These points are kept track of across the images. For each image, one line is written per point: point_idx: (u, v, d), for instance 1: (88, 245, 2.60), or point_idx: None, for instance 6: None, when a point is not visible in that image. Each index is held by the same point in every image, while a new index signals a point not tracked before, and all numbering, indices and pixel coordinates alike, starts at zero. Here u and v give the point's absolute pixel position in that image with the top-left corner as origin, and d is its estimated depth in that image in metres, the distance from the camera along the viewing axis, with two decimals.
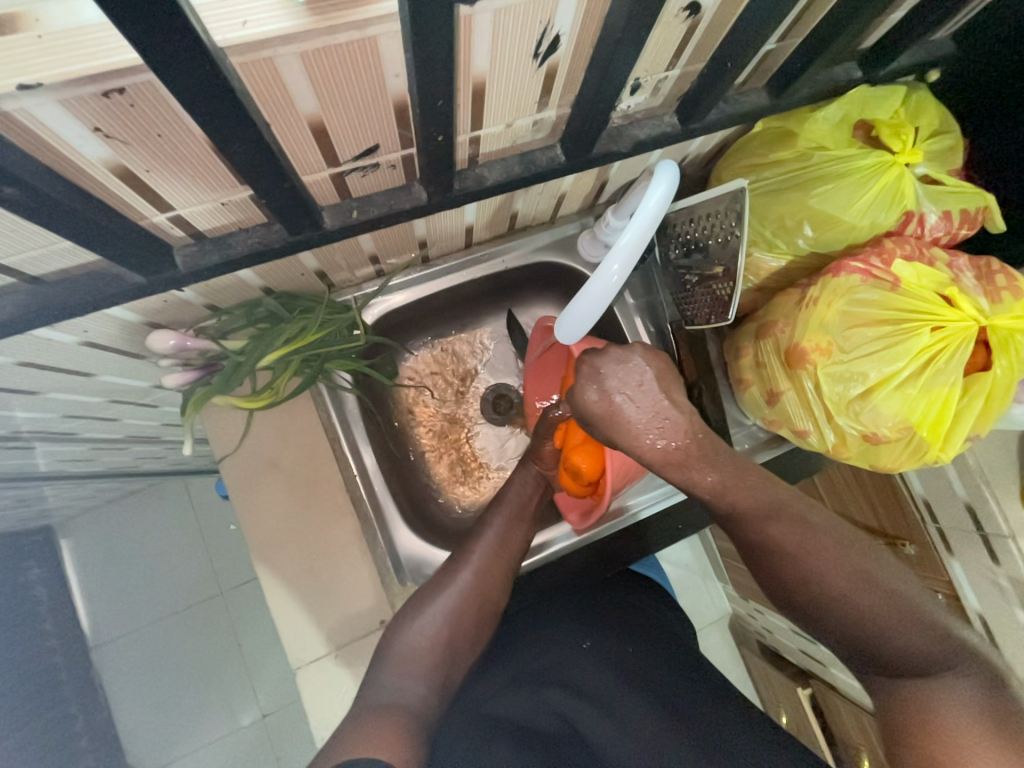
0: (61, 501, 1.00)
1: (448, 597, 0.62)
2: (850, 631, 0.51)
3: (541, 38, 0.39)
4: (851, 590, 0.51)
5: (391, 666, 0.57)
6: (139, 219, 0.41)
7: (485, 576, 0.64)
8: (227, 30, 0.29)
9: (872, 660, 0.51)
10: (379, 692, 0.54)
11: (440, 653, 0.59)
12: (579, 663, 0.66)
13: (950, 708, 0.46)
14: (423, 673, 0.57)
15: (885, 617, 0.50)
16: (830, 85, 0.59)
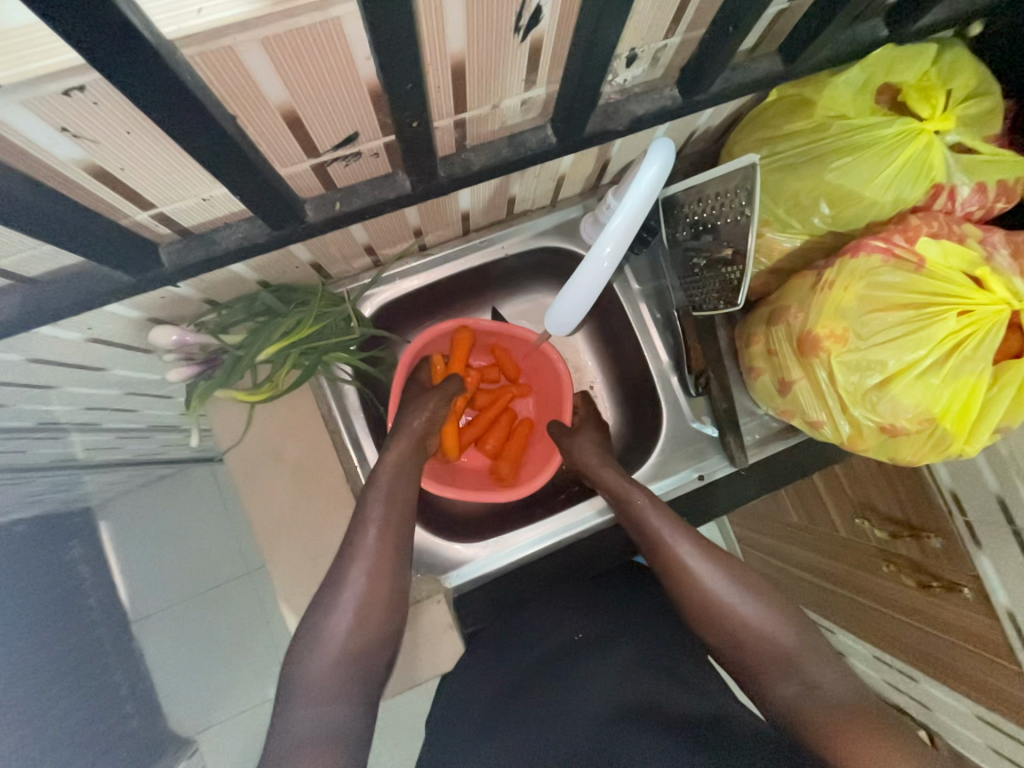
0: (92, 487, 1.05)
1: (345, 606, 0.57)
2: (741, 650, 0.58)
3: (520, 10, 0.36)
4: (743, 607, 0.59)
5: (305, 698, 0.53)
6: (122, 218, 0.41)
7: (380, 572, 0.60)
8: (180, 20, 0.28)
9: (754, 661, 0.56)
10: (294, 731, 0.50)
11: (355, 665, 0.56)
12: (575, 652, 0.69)
13: (823, 698, 0.51)
14: (344, 693, 0.54)
15: (766, 621, 0.58)
16: (849, 46, 0.52)
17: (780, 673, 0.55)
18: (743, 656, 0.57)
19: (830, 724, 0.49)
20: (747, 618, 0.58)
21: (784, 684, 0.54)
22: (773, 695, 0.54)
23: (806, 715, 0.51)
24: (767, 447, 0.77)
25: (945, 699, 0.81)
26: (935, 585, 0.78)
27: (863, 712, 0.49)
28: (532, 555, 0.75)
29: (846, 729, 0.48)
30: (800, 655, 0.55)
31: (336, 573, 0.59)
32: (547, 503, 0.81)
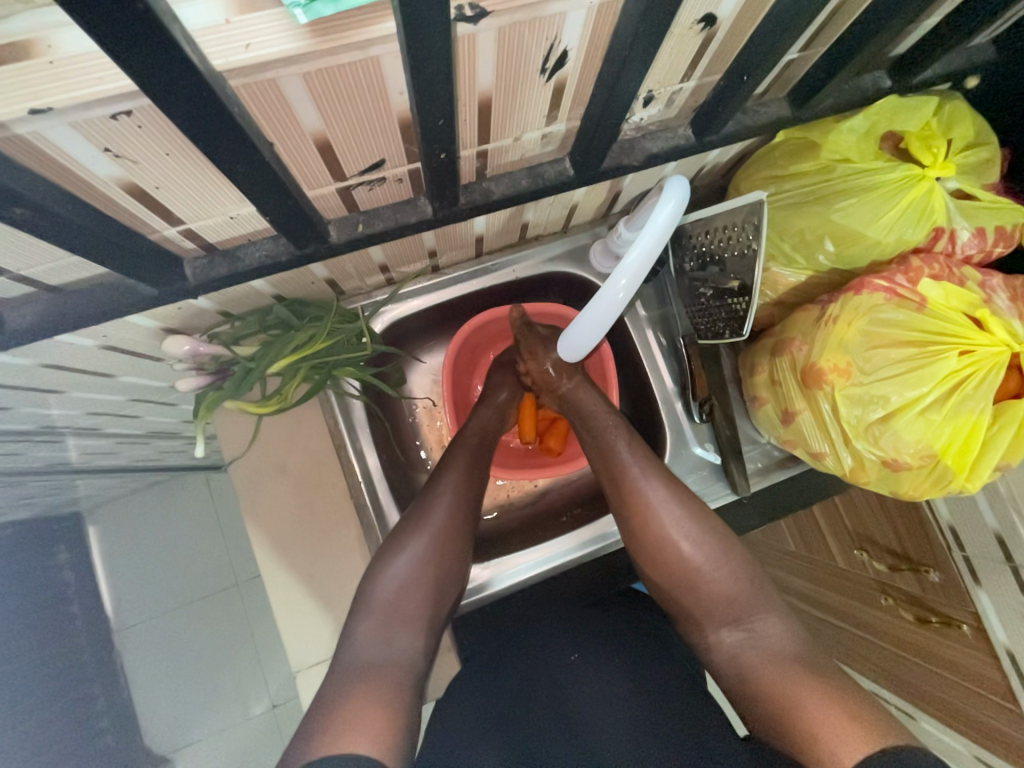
0: (88, 491, 1.04)
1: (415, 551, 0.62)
2: (693, 595, 0.63)
3: (548, 53, 0.38)
4: (700, 556, 0.63)
5: (374, 618, 0.58)
6: (150, 232, 0.42)
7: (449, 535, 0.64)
8: (228, 53, 0.29)
9: (701, 606, 0.62)
10: (363, 652, 0.56)
11: (421, 601, 0.60)
12: (568, 674, 0.66)
13: (762, 639, 0.59)
14: (409, 622, 0.59)
15: (716, 570, 0.63)
16: (855, 95, 0.55)
17: (728, 622, 0.61)
18: (695, 602, 0.63)
19: (767, 668, 0.56)
20: (704, 570, 0.63)
21: (729, 631, 0.61)
22: (718, 638, 0.61)
23: (749, 664, 0.57)
24: (769, 476, 0.78)
25: (945, 739, 0.79)
26: (933, 620, 0.77)
27: (801, 660, 0.56)
28: (530, 579, 0.75)
29: (789, 677, 0.54)
30: (749, 604, 0.61)
31: (410, 526, 0.63)
32: (549, 525, 0.81)
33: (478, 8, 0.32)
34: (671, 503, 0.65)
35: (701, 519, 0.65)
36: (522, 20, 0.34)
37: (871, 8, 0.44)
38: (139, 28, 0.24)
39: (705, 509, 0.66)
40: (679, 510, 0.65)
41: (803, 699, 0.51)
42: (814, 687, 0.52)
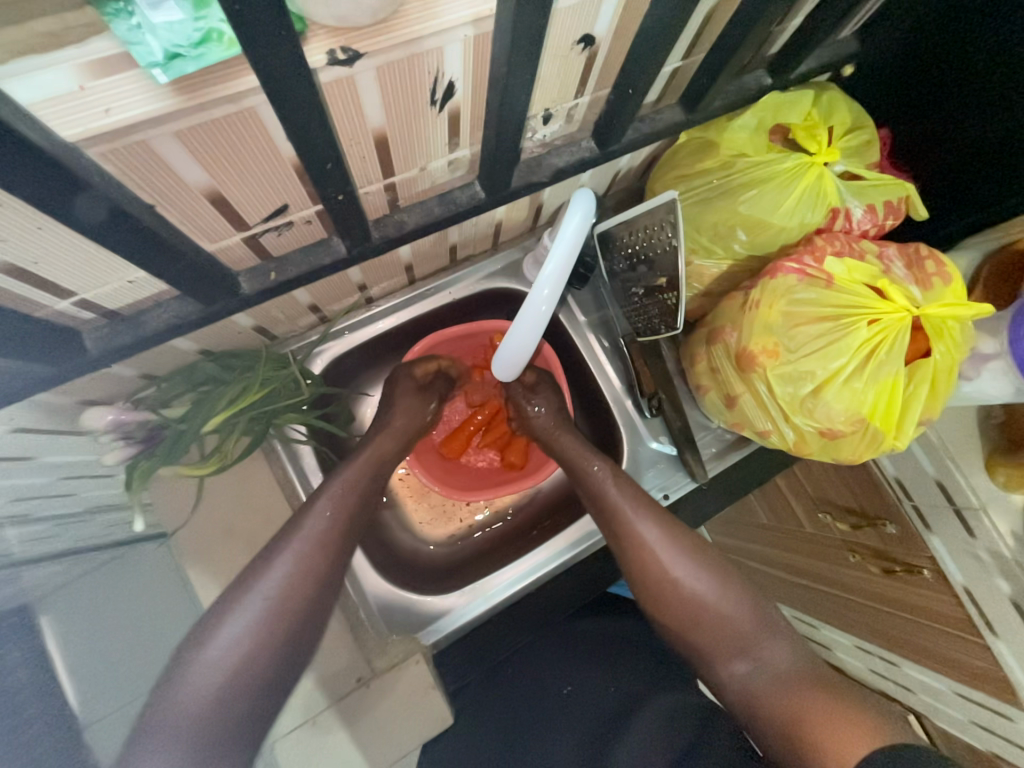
0: (25, 585, 0.95)
1: (282, 567, 0.54)
2: (699, 631, 0.60)
3: (434, 86, 0.39)
4: (702, 589, 0.60)
5: (226, 640, 0.50)
6: (37, 309, 0.39)
7: (321, 545, 0.57)
8: (86, 120, 0.28)
9: (708, 641, 0.59)
10: (197, 680, 0.48)
11: (285, 628, 0.52)
12: (564, 706, 0.70)
13: (771, 667, 0.56)
14: (269, 648, 0.51)
15: (719, 597, 0.60)
16: (741, 94, 0.59)
17: (735, 652, 0.58)
18: (702, 637, 0.59)
19: (782, 700, 0.53)
20: (704, 599, 0.60)
21: (738, 662, 0.57)
22: (729, 674, 0.57)
23: (761, 693, 0.55)
24: (724, 460, 0.81)
25: (926, 680, 0.82)
26: (897, 569, 0.81)
27: (812, 680, 0.54)
28: (507, 599, 0.73)
29: (804, 703, 0.52)
30: (754, 634, 0.58)
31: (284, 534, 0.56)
32: (521, 541, 0.80)
33: (349, 51, 0.32)
34: (665, 539, 0.63)
35: (697, 551, 0.63)
36: (397, 59, 0.34)
37: (736, 16, 0.47)
38: None
39: (700, 541, 0.64)
40: (668, 537, 0.64)
41: (822, 725, 0.50)
42: (830, 710, 0.50)
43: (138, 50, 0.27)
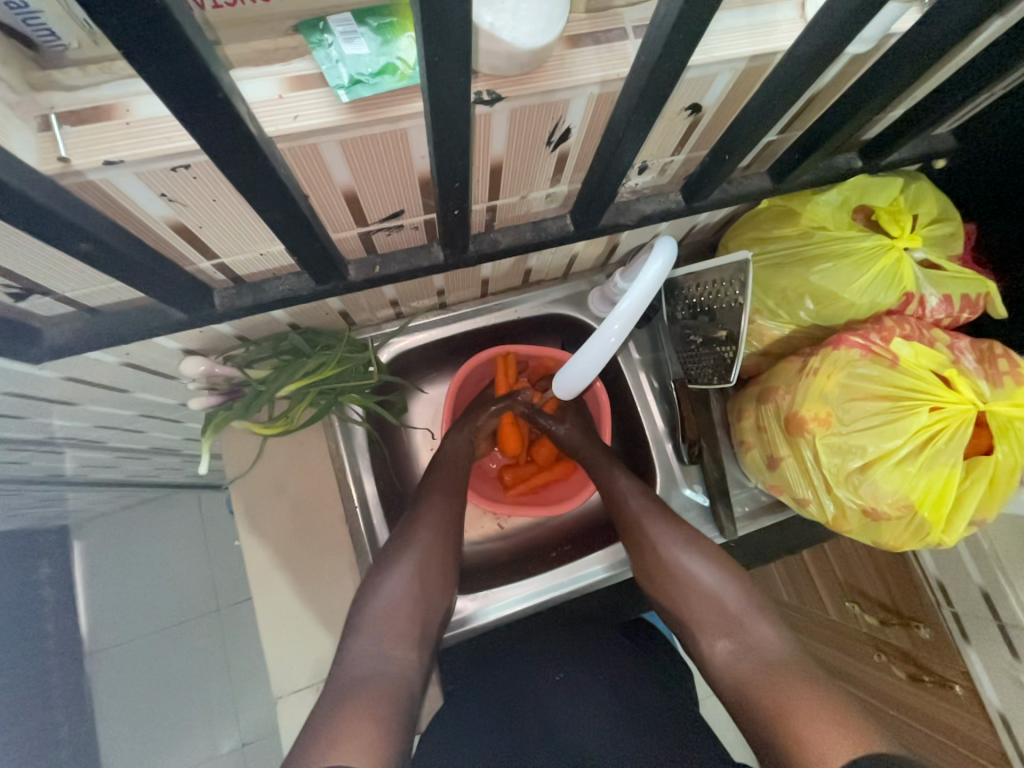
0: (80, 504, 1.04)
1: (402, 574, 0.63)
2: (688, 605, 0.64)
3: (554, 129, 0.44)
4: (695, 569, 0.66)
5: (366, 636, 0.59)
6: (187, 265, 0.47)
7: (433, 558, 0.66)
8: (278, 122, 0.34)
9: (697, 614, 0.63)
10: (355, 663, 0.56)
11: (411, 618, 0.61)
12: (557, 693, 0.67)
13: (764, 651, 0.58)
14: (401, 636, 0.60)
15: (700, 576, 0.65)
16: (829, 173, 0.62)
17: (721, 630, 0.61)
18: (689, 614, 0.64)
19: (765, 681, 0.55)
20: (702, 582, 0.64)
21: (724, 640, 0.61)
22: (714, 650, 0.61)
23: (742, 673, 0.57)
24: (756, 521, 0.79)
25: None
26: (926, 679, 0.75)
27: (796, 672, 0.55)
28: (523, 610, 0.75)
29: (786, 688, 0.54)
30: (741, 615, 0.62)
31: (397, 545, 0.66)
32: (539, 560, 0.82)
33: (494, 94, 0.37)
34: (669, 526, 0.69)
35: (693, 536, 0.68)
36: (531, 105, 0.39)
37: (838, 104, 0.50)
38: (221, 113, 0.29)
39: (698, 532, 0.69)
40: (673, 530, 0.68)
41: (796, 710, 0.51)
42: (807, 697, 0.52)
43: (329, 75, 0.33)
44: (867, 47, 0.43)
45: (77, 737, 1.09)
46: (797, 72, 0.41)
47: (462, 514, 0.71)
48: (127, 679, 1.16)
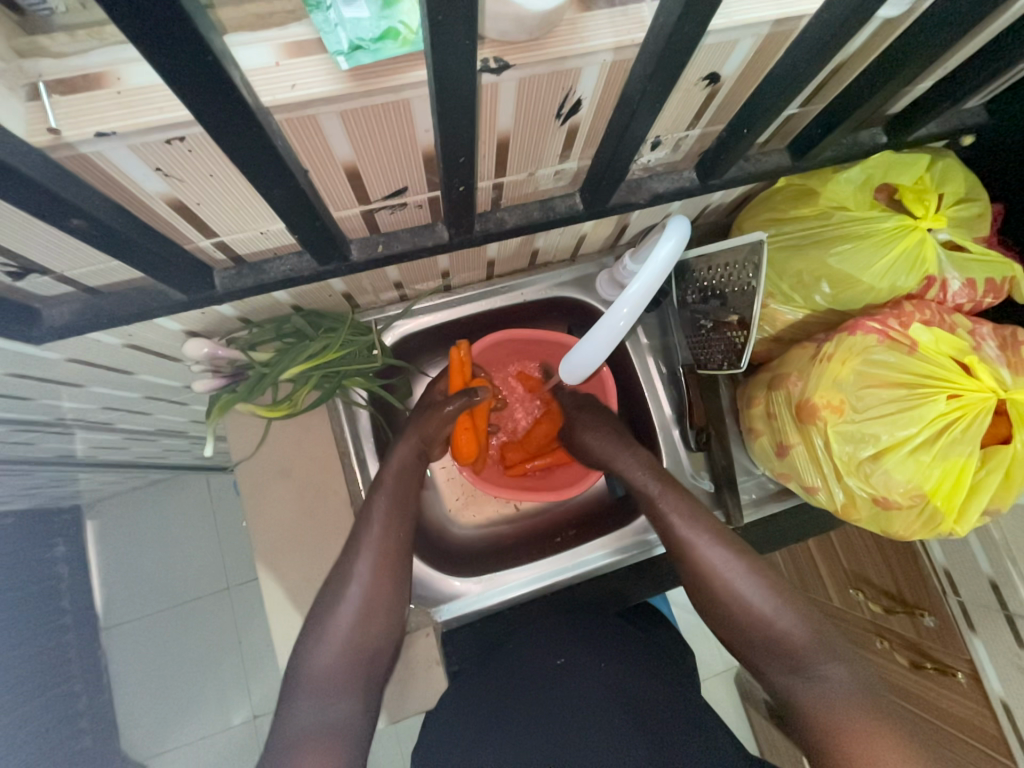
0: (90, 485, 1.05)
1: (342, 619, 0.59)
2: (747, 635, 0.60)
3: (564, 101, 0.42)
4: (754, 598, 0.61)
5: (305, 693, 0.55)
6: (186, 244, 0.46)
7: (374, 598, 0.60)
8: (275, 91, 0.33)
9: (758, 646, 0.59)
10: (295, 721, 0.53)
11: (351, 667, 0.58)
12: (559, 680, 0.67)
13: (830, 688, 0.54)
14: (343, 687, 0.56)
15: (760, 605, 0.60)
16: (852, 149, 0.59)
17: (785, 665, 0.57)
18: (749, 645, 0.60)
19: (831, 723, 0.51)
20: (767, 619, 0.59)
21: (789, 676, 0.56)
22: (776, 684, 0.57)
23: (808, 711, 0.53)
24: (763, 508, 0.79)
25: None
26: (928, 666, 0.77)
27: (869, 713, 0.51)
28: (525, 594, 0.77)
29: (858, 732, 0.50)
30: (806, 649, 0.57)
31: (335, 586, 0.61)
32: (543, 545, 0.83)
33: (502, 61, 0.35)
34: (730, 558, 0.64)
35: (753, 564, 0.63)
36: (540, 73, 0.37)
37: (866, 74, 0.48)
38: (212, 81, 0.28)
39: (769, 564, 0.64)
40: (735, 559, 0.64)
41: (874, 762, 0.47)
42: (884, 746, 0.48)
43: (328, 39, 0.32)
44: (898, 10, 0.40)
45: (96, 708, 1.13)
46: (824, 37, 0.38)
47: (408, 535, 0.65)
48: (141, 654, 1.20)
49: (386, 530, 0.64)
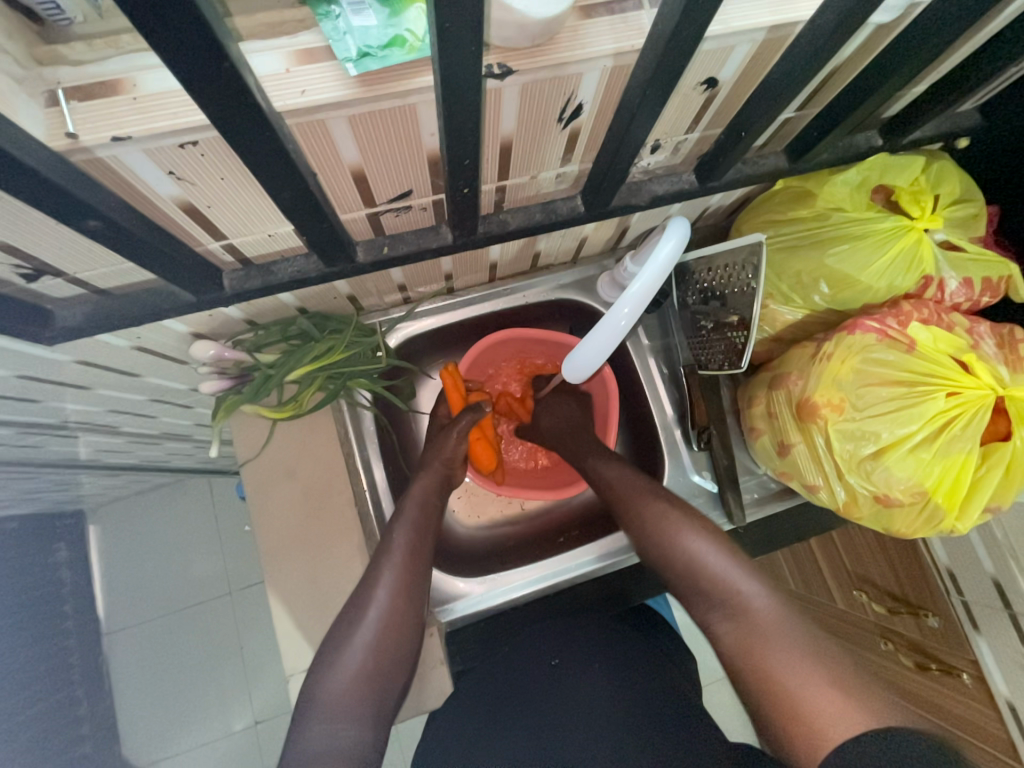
0: (94, 488, 1.05)
1: (359, 641, 0.57)
2: (682, 580, 0.59)
3: (565, 105, 0.43)
4: (686, 540, 0.60)
5: (319, 716, 0.52)
6: (196, 246, 0.47)
7: (394, 622, 0.59)
8: (286, 97, 0.34)
9: (689, 588, 0.58)
10: (308, 745, 0.51)
11: (367, 692, 0.55)
12: (554, 679, 0.67)
13: (756, 620, 0.53)
14: (356, 713, 0.54)
15: (689, 546, 0.60)
16: (848, 152, 0.60)
17: (715, 605, 0.56)
18: (683, 587, 0.59)
19: (759, 657, 0.51)
20: (692, 555, 0.59)
21: (718, 614, 0.56)
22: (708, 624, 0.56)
23: (737, 648, 0.52)
24: (765, 508, 0.79)
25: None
26: (932, 667, 0.77)
27: (792, 642, 0.50)
28: (527, 594, 0.77)
29: (783, 665, 0.49)
30: (734, 585, 0.56)
31: (354, 607, 0.59)
32: (546, 545, 0.83)
33: (505, 67, 0.36)
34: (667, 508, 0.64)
35: (685, 511, 0.63)
36: (543, 79, 0.38)
37: (861, 78, 0.49)
38: (227, 86, 0.29)
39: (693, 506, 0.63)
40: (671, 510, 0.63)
41: (803, 694, 0.46)
42: (807, 676, 0.47)
43: (337, 47, 0.33)
44: (891, 16, 0.42)
45: (97, 713, 1.12)
46: (819, 42, 0.39)
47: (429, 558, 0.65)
48: (143, 658, 1.19)
49: (409, 551, 0.63)
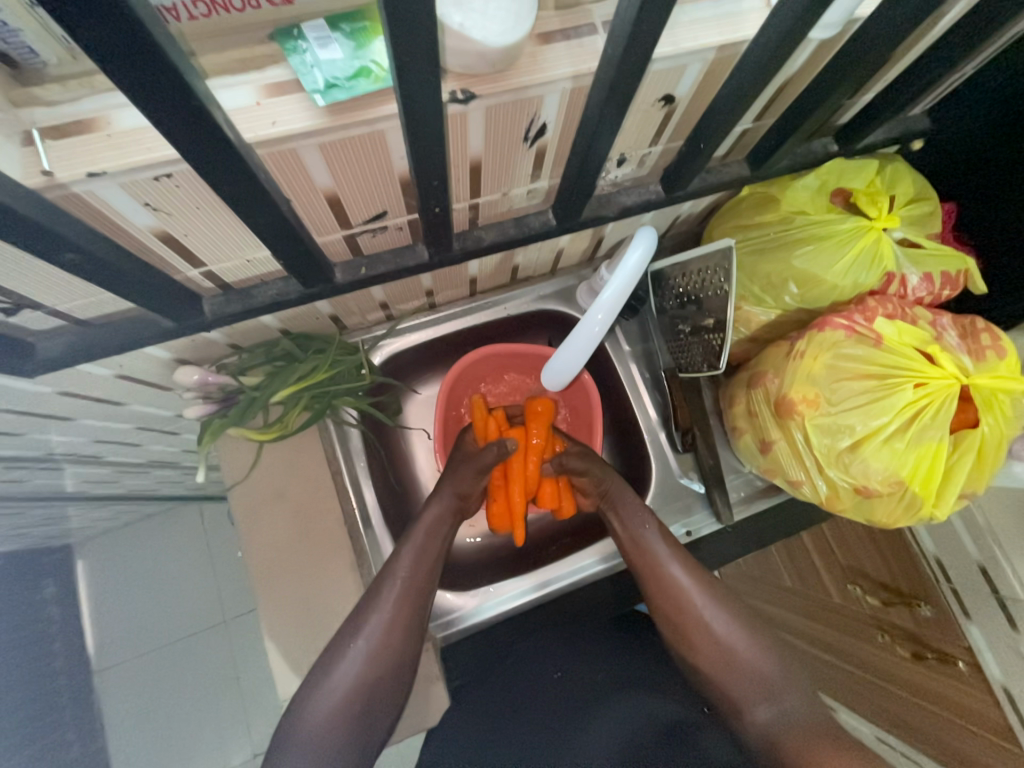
0: (80, 522, 1.03)
1: (357, 654, 0.59)
2: (723, 672, 0.61)
3: (529, 125, 0.45)
4: (725, 629, 0.63)
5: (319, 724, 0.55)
6: (175, 274, 0.48)
7: (390, 637, 0.60)
8: (257, 128, 0.35)
9: (727, 681, 0.60)
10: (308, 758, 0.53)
11: (361, 705, 0.57)
12: (558, 692, 0.71)
13: (795, 716, 0.55)
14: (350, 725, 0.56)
15: (726, 634, 0.63)
16: (807, 157, 0.63)
17: (760, 696, 0.58)
18: (725, 680, 0.60)
19: (801, 746, 0.52)
20: (726, 642, 0.62)
21: (762, 705, 0.57)
22: (753, 720, 0.57)
23: (781, 737, 0.54)
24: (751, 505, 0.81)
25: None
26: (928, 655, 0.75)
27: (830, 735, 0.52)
28: (522, 606, 0.76)
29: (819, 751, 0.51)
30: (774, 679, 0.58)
31: (357, 618, 0.61)
32: (539, 554, 0.83)
33: (468, 92, 0.38)
34: (685, 580, 0.67)
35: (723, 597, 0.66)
36: (504, 102, 0.40)
37: (810, 89, 0.51)
38: (196, 124, 0.30)
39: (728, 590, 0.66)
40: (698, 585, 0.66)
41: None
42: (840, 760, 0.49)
43: (304, 80, 0.34)
44: (832, 31, 0.44)
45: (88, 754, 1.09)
46: (764, 59, 0.42)
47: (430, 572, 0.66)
48: (135, 694, 1.16)
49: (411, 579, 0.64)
